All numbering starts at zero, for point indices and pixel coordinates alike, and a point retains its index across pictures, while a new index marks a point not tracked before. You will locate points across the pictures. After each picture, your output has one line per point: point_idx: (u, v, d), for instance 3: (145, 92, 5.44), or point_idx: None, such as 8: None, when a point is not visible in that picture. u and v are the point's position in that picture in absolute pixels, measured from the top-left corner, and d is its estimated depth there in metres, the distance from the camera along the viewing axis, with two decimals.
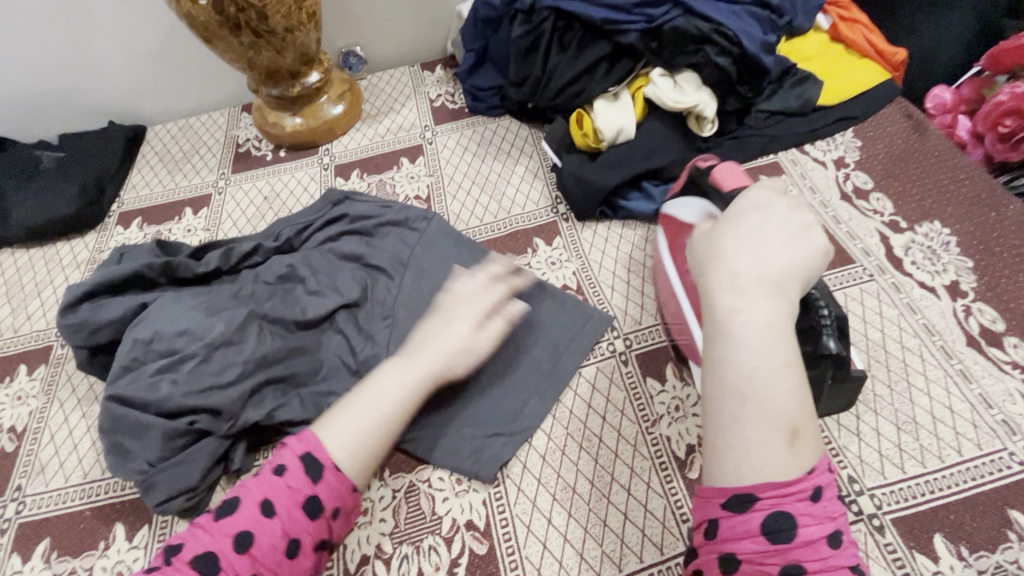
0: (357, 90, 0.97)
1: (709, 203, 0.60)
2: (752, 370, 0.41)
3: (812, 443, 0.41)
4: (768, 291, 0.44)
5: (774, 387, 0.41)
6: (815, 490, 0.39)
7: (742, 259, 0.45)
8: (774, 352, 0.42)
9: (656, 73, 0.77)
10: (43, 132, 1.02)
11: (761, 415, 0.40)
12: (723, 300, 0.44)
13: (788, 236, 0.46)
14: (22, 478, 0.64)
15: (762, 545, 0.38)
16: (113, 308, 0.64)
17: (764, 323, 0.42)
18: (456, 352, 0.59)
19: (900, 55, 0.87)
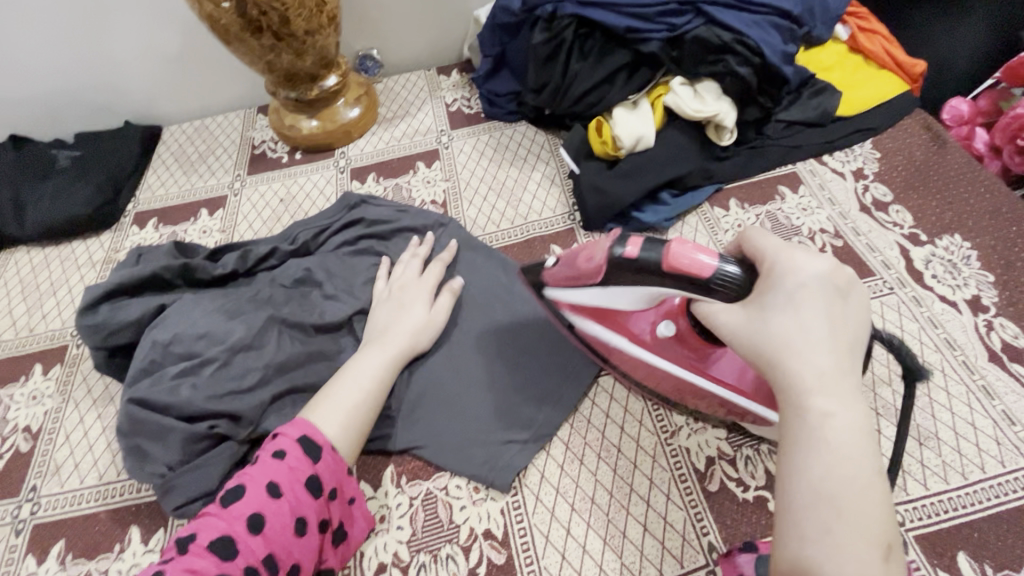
0: (373, 94, 0.97)
1: (644, 290, 0.49)
2: (848, 483, 0.35)
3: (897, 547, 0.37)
4: (851, 383, 0.38)
5: (870, 497, 0.36)
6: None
7: (822, 349, 0.38)
8: (864, 458, 0.36)
9: (676, 82, 0.77)
10: (60, 131, 1.02)
11: (868, 537, 0.35)
12: (813, 403, 0.37)
13: (849, 317, 0.41)
14: (37, 478, 0.64)
15: None
16: (132, 310, 0.64)
17: (853, 426, 0.37)
18: (417, 331, 0.63)
19: (920, 66, 0.87)
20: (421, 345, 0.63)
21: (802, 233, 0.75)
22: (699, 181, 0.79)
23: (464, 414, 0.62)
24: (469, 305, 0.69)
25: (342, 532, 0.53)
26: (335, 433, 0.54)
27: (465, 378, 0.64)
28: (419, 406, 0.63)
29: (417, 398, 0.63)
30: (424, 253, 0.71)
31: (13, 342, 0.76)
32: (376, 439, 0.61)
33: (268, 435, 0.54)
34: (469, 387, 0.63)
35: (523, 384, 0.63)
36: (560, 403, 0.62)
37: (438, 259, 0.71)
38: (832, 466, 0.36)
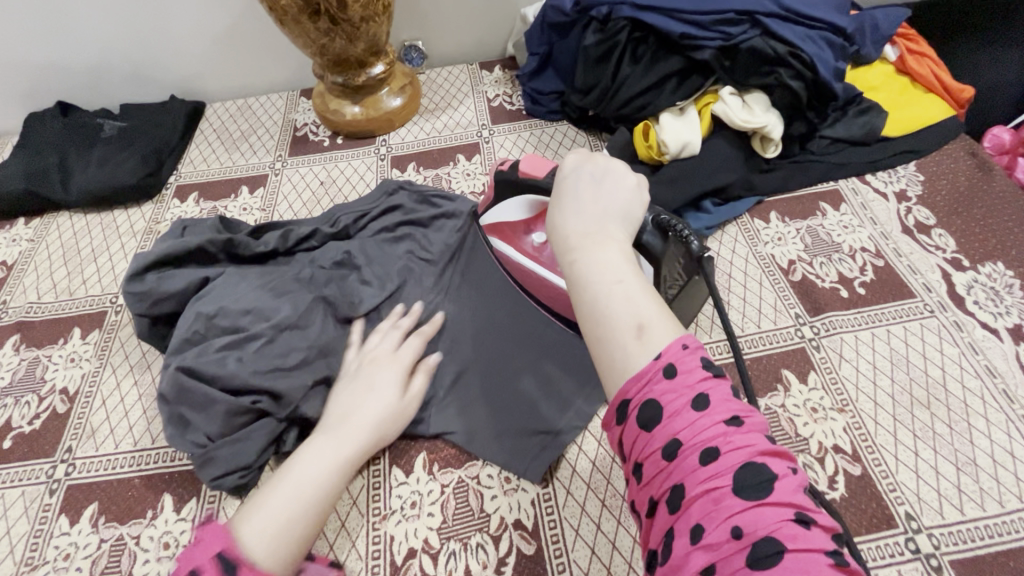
0: (417, 85, 0.98)
1: (521, 195, 0.64)
2: (590, 303, 0.39)
3: (667, 329, 0.37)
4: (597, 233, 0.43)
5: (614, 300, 0.39)
6: (670, 367, 0.35)
7: (567, 218, 0.45)
8: (609, 273, 0.40)
9: (726, 91, 0.77)
10: (106, 101, 1.04)
11: (615, 333, 0.38)
12: (562, 259, 0.43)
13: (598, 191, 0.46)
14: (72, 440, 0.64)
15: (645, 434, 0.35)
16: (177, 280, 0.65)
17: (597, 257, 0.41)
18: (386, 422, 0.58)
19: (967, 92, 0.86)
20: (382, 439, 0.58)
21: (843, 250, 0.74)
22: (742, 192, 0.79)
23: (497, 406, 0.62)
24: (482, 287, 0.69)
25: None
26: (259, 547, 0.45)
27: (499, 369, 0.64)
28: (452, 393, 0.63)
29: (450, 387, 0.64)
30: (405, 323, 0.66)
31: (52, 305, 0.77)
32: (411, 422, 0.62)
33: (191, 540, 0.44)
34: (500, 378, 0.64)
35: (554, 376, 0.63)
36: (592, 397, 0.62)
37: (419, 332, 0.65)
38: (580, 291, 0.40)
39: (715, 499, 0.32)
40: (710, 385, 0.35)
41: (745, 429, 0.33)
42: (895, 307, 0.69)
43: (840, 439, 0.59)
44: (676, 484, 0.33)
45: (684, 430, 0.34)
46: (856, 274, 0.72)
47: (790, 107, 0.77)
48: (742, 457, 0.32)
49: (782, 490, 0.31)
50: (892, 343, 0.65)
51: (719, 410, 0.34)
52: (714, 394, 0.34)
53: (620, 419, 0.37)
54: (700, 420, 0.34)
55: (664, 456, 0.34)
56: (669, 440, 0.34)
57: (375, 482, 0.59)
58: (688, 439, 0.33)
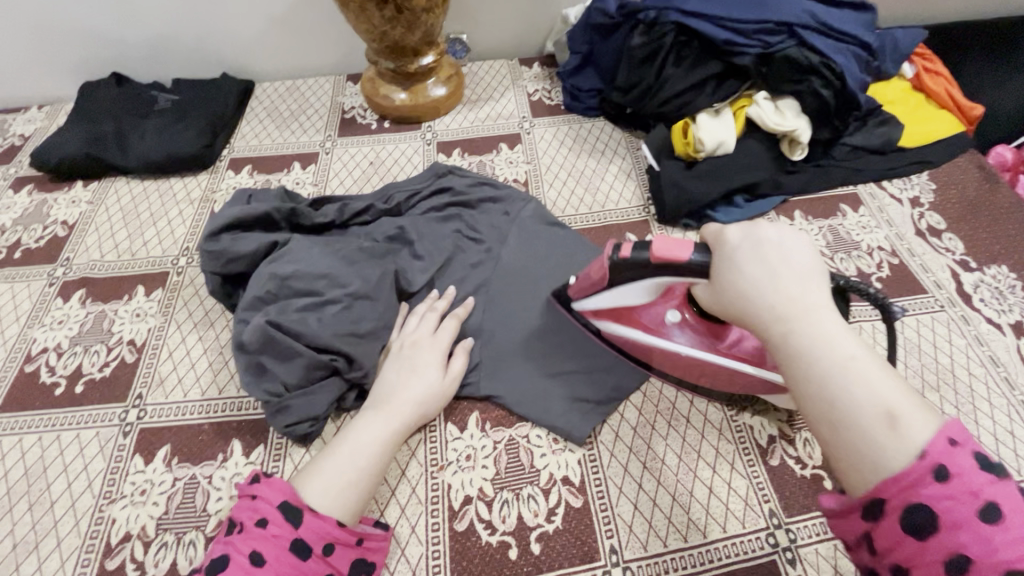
0: (461, 76, 1.03)
1: (648, 281, 0.57)
2: (823, 385, 0.39)
3: (922, 419, 0.37)
4: (804, 302, 0.42)
5: (856, 386, 0.38)
6: (941, 469, 0.35)
7: (761, 287, 0.44)
8: (838, 352, 0.40)
9: (760, 96, 0.84)
10: (158, 75, 1.08)
11: (864, 420, 0.37)
12: (772, 334, 0.43)
13: (782, 254, 0.45)
14: (142, 387, 0.68)
15: (915, 539, 0.35)
16: (249, 242, 0.69)
17: (821, 334, 0.41)
18: (427, 400, 0.62)
19: (977, 109, 0.93)
20: (424, 417, 0.62)
21: (861, 248, 0.80)
22: (769, 190, 0.85)
23: (545, 373, 0.67)
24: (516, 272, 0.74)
25: (367, 564, 0.53)
26: (322, 504, 0.52)
27: (543, 339, 0.69)
28: (500, 357, 0.68)
29: (501, 353, 0.68)
30: (441, 306, 0.69)
31: (115, 263, 0.81)
32: (463, 385, 0.66)
33: (245, 494, 0.52)
34: (546, 349, 0.68)
35: (598, 349, 0.68)
36: (632, 368, 0.67)
37: (455, 314, 0.68)
38: (807, 371, 0.40)
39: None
40: (995, 492, 0.35)
41: None
42: (908, 301, 0.75)
43: None
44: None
45: (972, 544, 0.34)
46: (874, 270, 0.78)
47: (818, 114, 0.83)
48: None
49: None
50: (906, 333, 0.71)
51: (1014, 523, 0.34)
52: (1003, 503, 0.34)
53: (873, 516, 0.37)
54: (990, 533, 0.33)
55: (945, 567, 0.34)
56: (952, 553, 0.34)
57: (432, 437, 0.64)
58: (980, 555, 0.33)
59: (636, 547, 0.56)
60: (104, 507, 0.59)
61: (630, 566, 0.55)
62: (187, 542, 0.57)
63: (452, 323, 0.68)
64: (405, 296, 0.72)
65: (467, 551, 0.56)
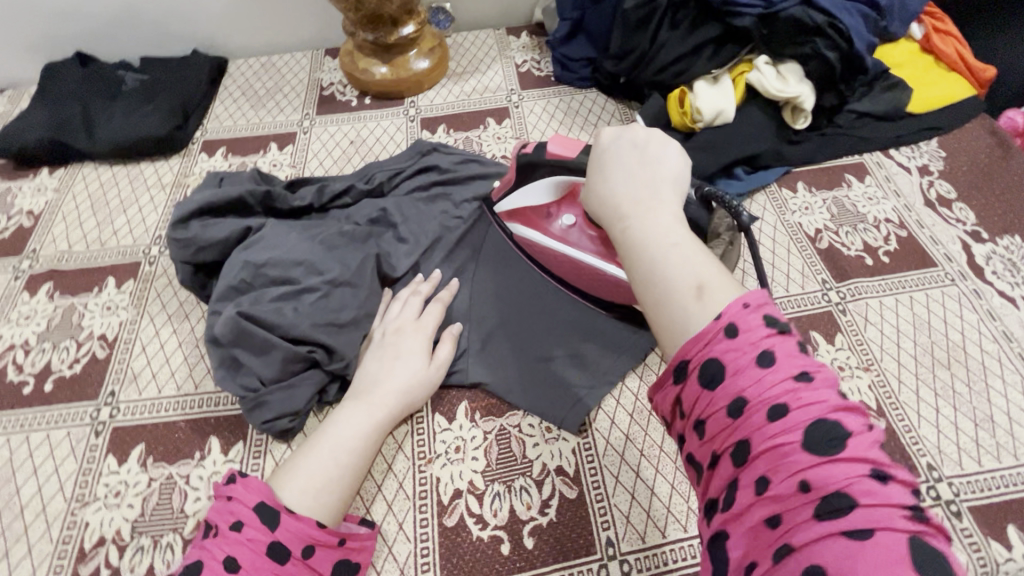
0: (445, 48, 0.97)
1: (545, 176, 0.63)
2: (646, 266, 0.38)
3: (724, 287, 0.35)
4: (649, 196, 0.42)
5: (670, 261, 0.37)
6: (731, 327, 0.33)
7: (615, 187, 0.43)
8: (662, 236, 0.39)
9: (762, 60, 0.79)
10: (124, 54, 1.02)
11: (673, 294, 0.36)
12: (614, 228, 0.42)
13: (641, 155, 0.44)
14: (114, 384, 0.65)
15: (704, 392, 0.33)
16: (220, 229, 0.65)
17: (651, 222, 0.40)
18: (412, 389, 0.58)
19: (990, 71, 0.87)
20: (411, 407, 0.59)
21: (868, 220, 0.77)
22: (771, 161, 0.81)
23: (536, 358, 0.63)
24: (503, 249, 0.70)
25: (352, 563, 0.50)
26: (301, 503, 0.49)
27: (533, 323, 0.65)
28: (488, 344, 0.64)
29: (489, 338, 0.65)
30: (425, 290, 0.65)
31: (83, 254, 0.77)
32: (450, 373, 0.63)
33: (221, 495, 0.49)
34: (537, 333, 0.65)
35: (591, 332, 0.64)
36: (628, 351, 0.63)
37: (439, 299, 0.65)
38: (635, 257, 0.39)
39: (783, 455, 0.30)
40: (775, 342, 0.33)
41: (816, 385, 0.31)
42: (917, 275, 0.71)
43: (865, 396, 0.62)
44: (743, 441, 0.32)
45: (750, 389, 0.32)
46: (881, 244, 0.74)
47: (823, 79, 0.79)
48: (815, 413, 0.30)
49: (856, 446, 0.29)
50: (915, 309, 0.68)
51: (785, 367, 0.32)
52: (780, 351, 0.32)
53: (678, 379, 0.35)
54: (766, 378, 0.32)
55: (726, 413, 0.32)
56: (733, 399, 0.32)
57: (419, 428, 0.61)
58: (755, 397, 0.31)
59: (634, 540, 0.54)
60: (76, 511, 0.57)
61: (628, 559, 0.53)
62: (164, 545, 0.54)
63: (437, 308, 0.64)
64: (388, 281, 0.68)
65: (457, 546, 0.54)
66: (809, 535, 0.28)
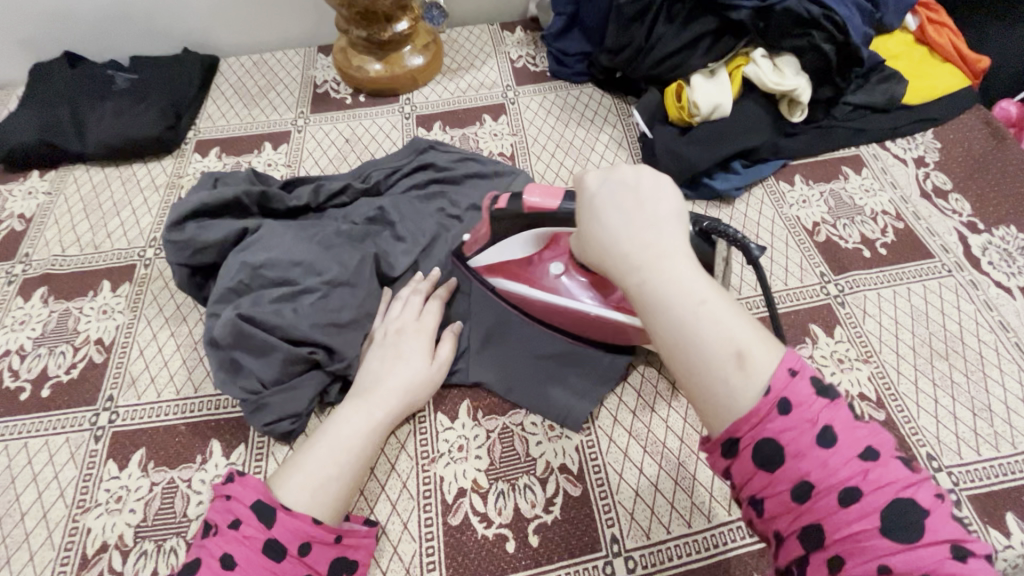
0: (439, 44, 0.96)
1: (526, 231, 0.59)
2: (680, 335, 0.37)
3: (765, 354, 0.37)
4: (660, 246, 0.40)
5: (709, 330, 0.37)
6: (785, 406, 0.35)
7: (619, 236, 0.41)
8: (692, 297, 0.38)
9: (758, 53, 0.79)
10: (113, 53, 1.00)
11: (718, 368, 0.36)
12: (630, 285, 0.40)
13: (636, 196, 0.42)
14: (112, 389, 0.64)
15: (765, 473, 0.35)
16: (217, 230, 0.65)
17: (675, 280, 0.39)
18: (414, 388, 0.58)
19: (984, 63, 0.87)
20: (412, 406, 0.58)
21: (865, 213, 0.77)
22: (768, 155, 0.81)
23: (538, 356, 0.63)
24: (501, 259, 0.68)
25: (350, 561, 0.50)
26: (299, 501, 0.49)
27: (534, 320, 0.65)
28: (489, 342, 0.64)
29: (491, 337, 0.64)
30: (425, 289, 0.65)
31: (77, 258, 0.76)
32: (451, 372, 0.63)
33: (221, 494, 0.49)
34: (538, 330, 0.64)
35: None
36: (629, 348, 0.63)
37: (440, 298, 0.65)
38: (666, 324, 0.38)
39: (858, 537, 0.32)
40: (830, 418, 0.35)
41: (879, 463, 0.34)
42: (914, 267, 0.71)
43: (865, 387, 0.62)
44: (812, 523, 0.34)
45: (815, 471, 0.34)
46: (878, 236, 0.75)
47: (819, 71, 0.78)
48: (883, 496, 0.33)
49: (932, 526, 0.32)
50: (913, 300, 0.68)
51: (847, 446, 0.34)
52: (836, 426, 0.35)
53: (730, 456, 0.36)
54: (830, 460, 0.34)
55: (792, 495, 0.34)
56: (798, 482, 0.34)
57: (421, 428, 0.61)
58: (821, 480, 0.34)
59: (638, 535, 0.54)
60: (78, 517, 0.56)
61: (633, 555, 0.53)
62: (167, 550, 0.54)
63: (437, 308, 0.64)
64: (387, 281, 0.68)
65: (462, 546, 0.54)
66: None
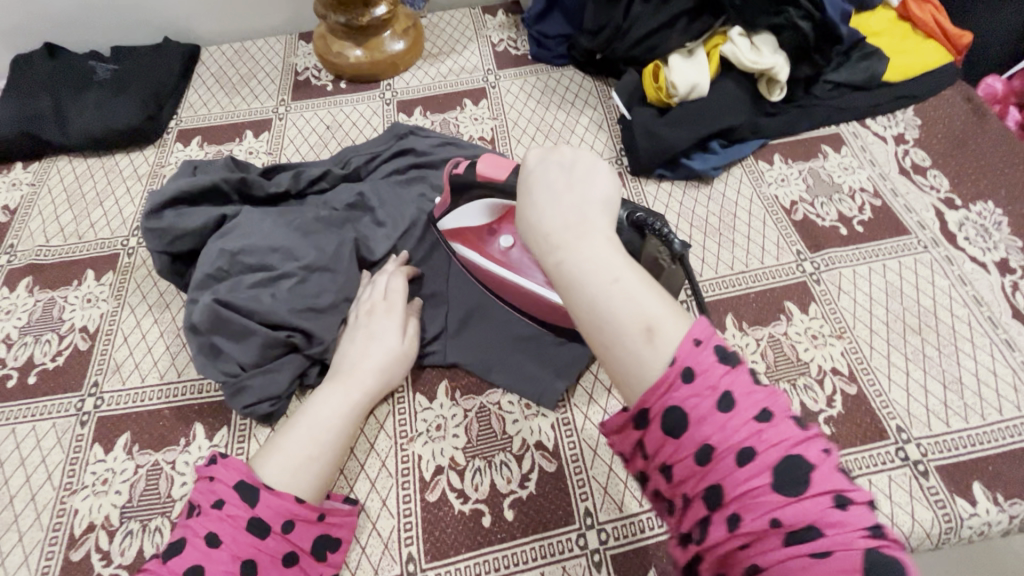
0: (420, 29, 0.96)
1: (481, 199, 0.60)
2: (591, 309, 0.36)
3: (675, 326, 0.35)
4: (581, 223, 0.39)
5: (617, 302, 0.36)
6: (687, 371, 0.33)
7: (543, 216, 0.40)
8: (603, 271, 0.37)
9: (735, 32, 0.79)
10: (94, 44, 1.00)
11: (624, 340, 0.35)
12: (548, 262, 0.39)
13: (568, 177, 0.42)
14: (97, 375, 0.65)
15: (668, 436, 0.33)
16: (196, 218, 0.66)
17: (588, 256, 0.37)
18: (390, 366, 0.59)
19: (966, 37, 0.85)
20: (389, 384, 0.59)
21: (843, 190, 0.77)
22: (748, 134, 0.81)
23: (514, 337, 0.64)
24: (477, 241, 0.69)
25: (333, 538, 0.52)
26: (280, 481, 0.50)
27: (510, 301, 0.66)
28: (467, 324, 0.65)
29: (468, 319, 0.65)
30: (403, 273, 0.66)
31: (61, 248, 0.76)
32: (429, 354, 0.64)
33: (203, 476, 0.50)
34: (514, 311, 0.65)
35: None
36: None
37: None
38: (579, 299, 0.37)
39: (754, 497, 0.31)
40: (731, 381, 0.33)
41: (777, 423, 0.32)
42: (891, 243, 0.72)
43: (838, 362, 0.63)
44: (713, 484, 0.32)
45: (714, 433, 0.32)
46: (856, 213, 0.75)
47: (797, 49, 0.78)
48: (779, 453, 0.31)
49: (820, 479, 0.30)
50: (887, 276, 0.69)
51: (746, 406, 0.32)
52: (738, 390, 0.33)
53: (639, 425, 0.35)
54: (728, 421, 0.32)
55: (695, 459, 0.32)
56: (699, 444, 0.32)
57: (400, 408, 0.62)
58: (720, 442, 0.32)
59: (611, 509, 0.55)
60: (65, 499, 0.58)
61: (606, 528, 0.54)
62: (153, 529, 0.55)
63: None
64: (366, 265, 0.69)
65: (439, 521, 0.55)
66: (783, 568, 0.29)
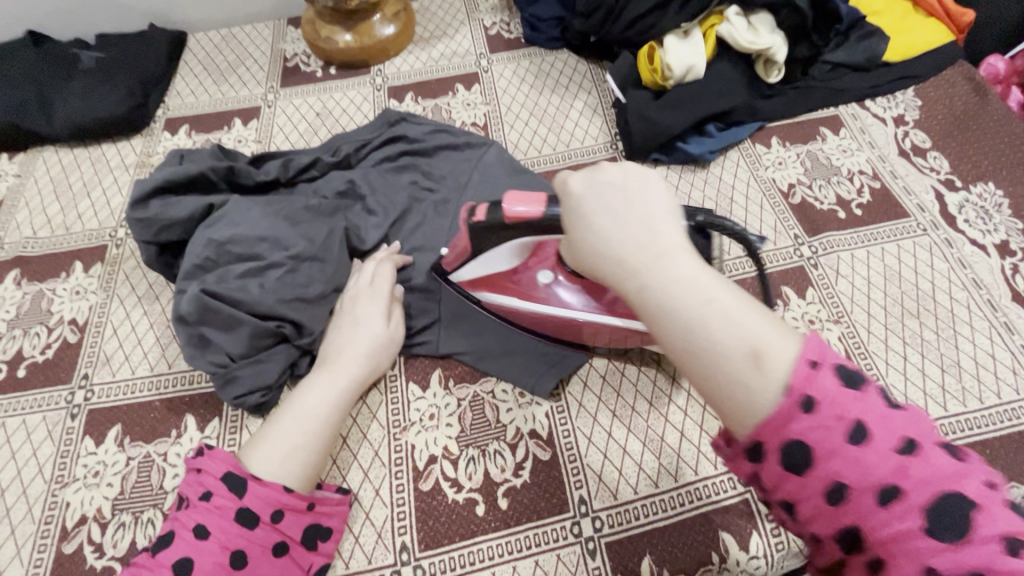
0: (410, 11, 0.93)
1: (510, 241, 0.54)
2: (688, 337, 0.35)
3: (780, 346, 0.35)
4: (657, 243, 0.38)
5: (717, 328, 0.35)
6: (808, 401, 0.33)
7: (611, 240, 0.39)
8: (696, 293, 0.36)
9: (731, 11, 0.77)
10: (79, 32, 0.98)
11: (731, 366, 0.34)
12: (629, 289, 0.38)
13: (625, 194, 0.40)
14: (87, 367, 0.65)
15: (795, 476, 0.33)
16: (182, 207, 0.64)
17: (675, 280, 0.36)
18: (375, 353, 0.59)
19: (968, 16, 0.83)
20: (375, 370, 0.59)
21: (841, 173, 0.76)
22: (745, 117, 0.80)
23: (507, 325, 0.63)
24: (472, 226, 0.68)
25: (324, 527, 0.51)
26: (268, 472, 0.49)
27: None
28: (460, 313, 0.64)
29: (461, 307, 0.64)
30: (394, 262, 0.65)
31: (48, 240, 0.75)
32: (421, 343, 0.63)
33: (192, 468, 0.50)
34: None
35: None
36: None
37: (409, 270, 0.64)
38: (674, 327, 0.36)
39: (899, 540, 0.31)
40: (863, 412, 0.33)
41: (920, 455, 0.32)
42: (890, 226, 0.71)
43: (835, 347, 0.62)
44: (850, 524, 0.32)
45: (848, 471, 0.32)
46: (854, 196, 0.74)
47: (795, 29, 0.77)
48: (926, 492, 0.31)
49: (983, 521, 0.30)
50: (886, 260, 0.68)
51: (883, 440, 0.32)
52: (871, 421, 0.33)
53: (756, 459, 0.35)
54: (865, 457, 0.32)
55: (827, 498, 0.33)
56: (832, 483, 0.33)
57: (392, 398, 0.61)
58: (859, 482, 0.32)
59: (606, 496, 0.55)
60: (56, 491, 0.57)
61: (600, 516, 0.54)
62: (145, 521, 0.55)
63: None
64: (357, 254, 0.68)
65: (433, 511, 0.55)
66: None
